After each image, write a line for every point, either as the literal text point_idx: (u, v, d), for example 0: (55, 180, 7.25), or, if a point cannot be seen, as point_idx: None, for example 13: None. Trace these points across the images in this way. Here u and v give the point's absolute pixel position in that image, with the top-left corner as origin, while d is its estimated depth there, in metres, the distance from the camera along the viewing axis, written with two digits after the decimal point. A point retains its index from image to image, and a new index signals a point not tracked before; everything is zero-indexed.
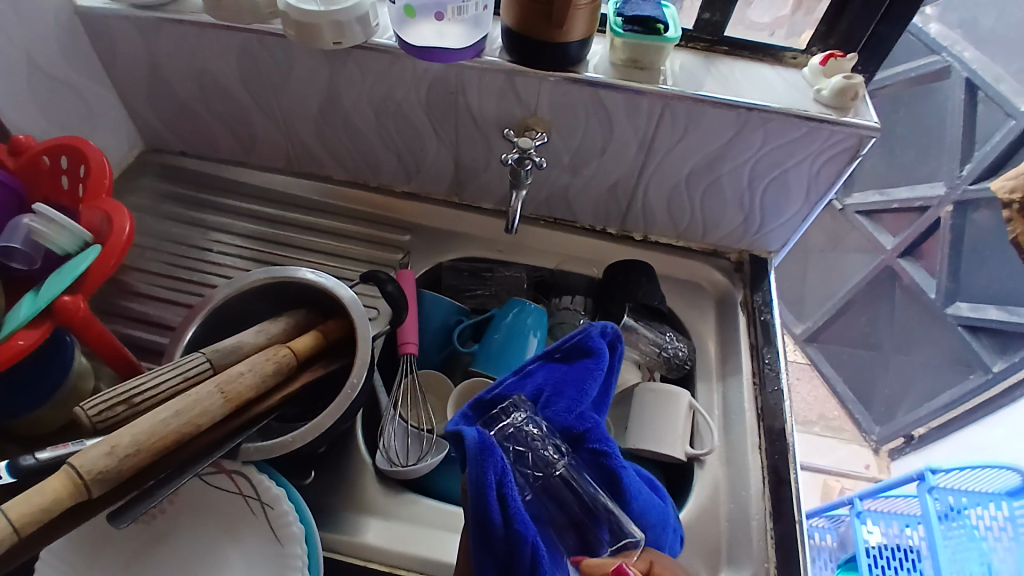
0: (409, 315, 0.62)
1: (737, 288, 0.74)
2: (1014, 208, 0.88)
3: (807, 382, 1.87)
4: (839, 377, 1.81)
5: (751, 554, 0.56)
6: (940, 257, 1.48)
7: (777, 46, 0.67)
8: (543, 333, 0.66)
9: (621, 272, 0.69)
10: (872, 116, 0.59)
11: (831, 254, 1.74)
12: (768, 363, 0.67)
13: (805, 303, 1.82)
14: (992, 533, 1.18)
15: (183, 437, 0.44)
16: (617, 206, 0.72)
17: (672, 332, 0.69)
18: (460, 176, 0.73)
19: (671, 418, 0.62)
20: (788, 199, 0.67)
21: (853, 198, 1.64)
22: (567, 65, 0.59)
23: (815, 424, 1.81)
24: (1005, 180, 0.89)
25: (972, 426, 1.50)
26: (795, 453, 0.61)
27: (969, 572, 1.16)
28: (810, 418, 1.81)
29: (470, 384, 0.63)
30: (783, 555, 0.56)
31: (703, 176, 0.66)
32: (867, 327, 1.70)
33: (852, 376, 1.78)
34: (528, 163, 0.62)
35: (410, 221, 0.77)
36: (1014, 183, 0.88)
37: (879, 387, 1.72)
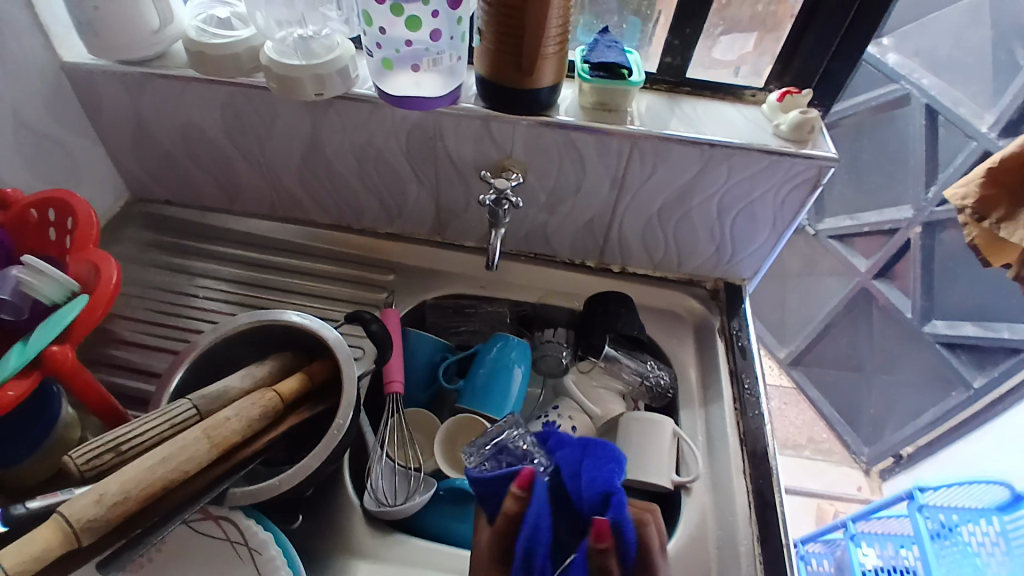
0: (395, 353, 0.63)
1: (714, 315, 0.76)
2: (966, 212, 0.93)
3: (794, 405, 1.88)
4: (824, 398, 1.83)
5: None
6: (912, 277, 1.52)
7: (737, 86, 0.71)
8: (528, 366, 0.67)
9: (601, 304, 0.71)
10: (829, 148, 0.63)
11: (809, 278, 1.78)
12: (748, 388, 0.68)
13: (787, 326, 1.86)
14: (986, 549, 1.18)
15: (170, 484, 0.44)
16: (594, 239, 0.75)
17: (653, 361, 0.71)
18: (441, 216, 0.75)
19: (656, 447, 0.62)
20: (757, 228, 0.70)
21: (825, 224, 1.70)
22: (539, 109, 0.62)
23: (804, 447, 1.80)
24: (955, 189, 0.94)
25: (957, 441, 1.53)
26: (778, 476, 0.62)
27: None
28: (800, 442, 1.81)
29: (456, 421, 0.64)
30: None
31: (674, 209, 0.69)
32: (849, 348, 1.73)
33: (837, 398, 1.79)
34: (505, 203, 0.64)
35: (394, 261, 0.79)
36: (964, 191, 0.93)
37: (866, 408, 1.73)
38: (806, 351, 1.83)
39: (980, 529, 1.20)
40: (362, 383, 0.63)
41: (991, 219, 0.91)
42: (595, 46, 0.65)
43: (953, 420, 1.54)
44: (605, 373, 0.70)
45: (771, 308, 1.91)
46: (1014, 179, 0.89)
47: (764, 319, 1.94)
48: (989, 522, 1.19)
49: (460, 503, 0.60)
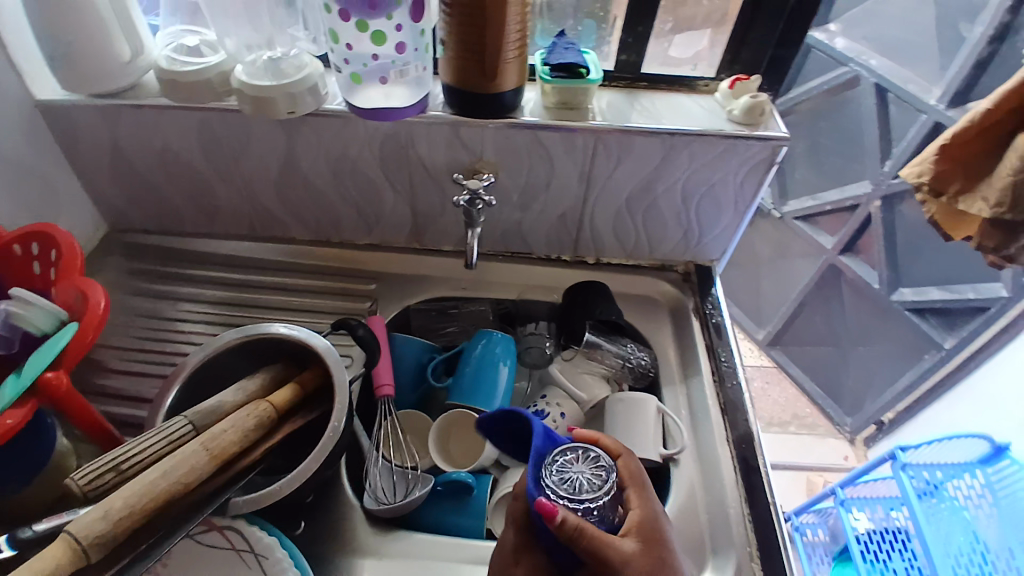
0: (383, 357, 0.65)
1: (688, 297, 0.79)
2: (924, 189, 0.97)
3: (777, 384, 1.93)
4: (804, 374, 1.89)
5: (733, 540, 0.60)
6: (877, 250, 1.58)
7: (690, 77, 0.75)
8: (513, 360, 0.69)
9: (579, 294, 0.74)
10: (780, 128, 0.67)
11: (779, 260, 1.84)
12: (725, 361, 0.71)
13: (763, 308, 1.92)
14: (973, 501, 1.23)
15: (173, 496, 0.45)
16: (568, 234, 0.78)
17: (632, 344, 0.74)
18: (418, 222, 0.77)
19: (641, 425, 0.65)
20: (720, 210, 0.73)
21: (790, 206, 1.76)
22: (504, 111, 0.65)
23: (790, 423, 1.85)
24: (911, 168, 0.99)
25: (937, 404, 1.56)
26: (760, 441, 0.65)
27: (957, 542, 1.19)
28: (785, 419, 1.85)
29: (447, 418, 0.66)
30: (761, 537, 0.59)
31: (641, 199, 0.73)
32: (824, 324, 1.78)
33: (817, 373, 1.85)
34: (479, 203, 0.66)
35: (375, 270, 0.81)
36: (919, 169, 0.98)
37: (845, 380, 1.79)
38: (783, 330, 1.88)
39: (967, 482, 1.25)
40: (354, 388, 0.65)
41: (948, 195, 0.96)
42: (553, 49, 0.68)
43: (927, 384, 1.58)
44: (587, 359, 0.72)
45: (747, 291, 1.96)
46: (964, 156, 0.94)
47: (741, 303, 1.99)
48: (975, 476, 1.25)
49: (459, 496, 0.62)
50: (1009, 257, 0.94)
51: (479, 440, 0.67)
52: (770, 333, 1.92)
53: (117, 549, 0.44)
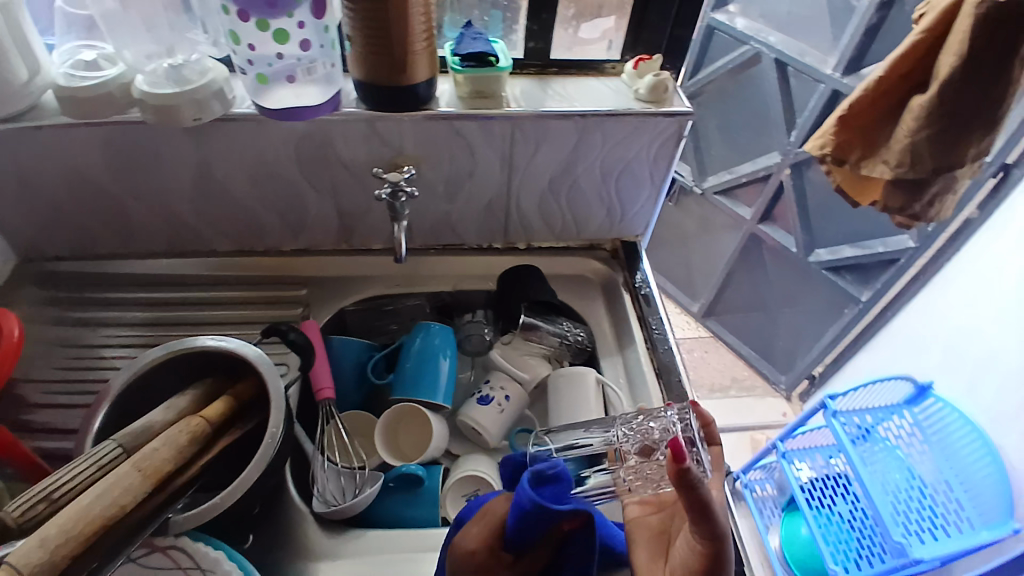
0: (319, 359, 0.64)
1: (617, 272, 0.82)
2: (827, 159, 1.05)
3: (715, 352, 2.02)
4: (740, 340, 1.99)
5: None
6: (792, 217, 1.68)
7: (599, 60, 0.78)
8: (452, 350, 0.69)
9: (514, 278, 0.75)
10: (683, 104, 0.70)
11: (705, 235, 1.93)
12: (656, 329, 0.74)
13: (696, 282, 2.01)
14: (905, 440, 1.30)
15: (109, 520, 0.43)
16: (497, 220, 0.79)
17: (568, 322, 0.77)
18: (345, 222, 0.77)
19: (583, 398, 0.67)
20: (639, 184, 0.77)
21: (709, 181, 1.84)
22: (420, 104, 0.66)
23: (730, 387, 1.93)
24: (814, 141, 1.06)
25: (858, 353, 1.66)
26: (693, 397, 0.67)
27: (895, 479, 1.27)
28: (725, 383, 1.94)
29: (392, 414, 0.66)
30: None
31: (562, 180, 0.75)
32: (752, 290, 1.88)
33: (751, 337, 1.95)
34: (401, 194, 0.67)
35: (305, 275, 0.80)
36: (822, 141, 1.05)
37: (777, 340, 1.89)
38: (716, 300, 1.98)
39: (897, 423, 1.32)
40: (292, 394, 0.63)
41: (849, 160, 1.04)
42: (462, 39, 0.69)
43: (848, 337, 1.67)
44: (526, 340, 0.73)
45: (680, 267, 2.05)
46: (859, 122, 1.01)
47: (675, 278, 2.07)
48: (903, 416, 1.32)
49: (411, 488, 0.62)
50: (907, 211, 1.03)
51: (426, 433, 0.67)
52: (705, 305, 2.01)
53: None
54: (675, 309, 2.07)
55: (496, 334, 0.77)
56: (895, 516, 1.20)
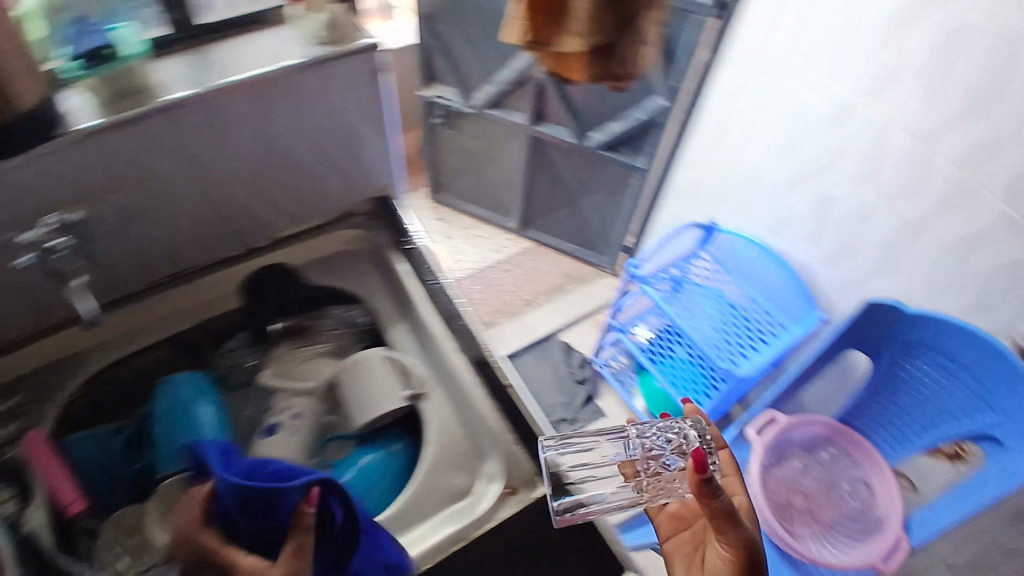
0: (48, 470, 0.65)
1: (378, 236, 0.85)
2: (529, 45, 1.04)
3: (538, 257, 1.84)
4: (556, 239, 1.82)
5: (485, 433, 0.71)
6: (557, 105, 1.47)
7: (259, 11, 0.68)
8: (210, 397, 0.72)
9: (263, 284, 0.78)
10: (366, 36, 0.68)
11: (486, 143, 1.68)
12: (433, 281, 0.80)
13: (501, 194, 1.79)
14: (712, 274, 1.34)
15: None
16: (224, 227, 0.77)
17: (343, 306, 0.80)
18: (38, 292, 0.70)
19: (371, 380, 0.72)
20: (354, 140, 0.76)
21: (454, 95, 1.59)
22: (56, 129, 0.56)
23: (565, 285, 1.78)
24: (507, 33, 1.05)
25: (676, 193, 1.48)
26: (475, 327, 0.77)
27: (714, 313, 1.33)
28: (558, 282, 1.78)
29: (168, 484, 0.67)
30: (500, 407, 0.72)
31: (267, 151, 0.71)
32: (552, 181, 1.69)
33: (572, 221, 1.75)
34: (55, 253, 0.65)
35: (34, 369, 0.75)
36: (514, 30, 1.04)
37: (589, 224, 1.73)
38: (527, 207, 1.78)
39: (700, 262, 1.35)
40: (37, 520, 0.64)
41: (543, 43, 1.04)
42: (80, 36, 0.60)
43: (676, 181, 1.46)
44: (293, 349, 0.77)
45: (485, 183, 1.79)
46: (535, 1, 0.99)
47: (480, 198, 1.84)
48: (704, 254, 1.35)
49: None
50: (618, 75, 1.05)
51: None
52: (520, 217, 1.81)
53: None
54: (492, 231, 1.86)
55: (279, 349, 0.77)
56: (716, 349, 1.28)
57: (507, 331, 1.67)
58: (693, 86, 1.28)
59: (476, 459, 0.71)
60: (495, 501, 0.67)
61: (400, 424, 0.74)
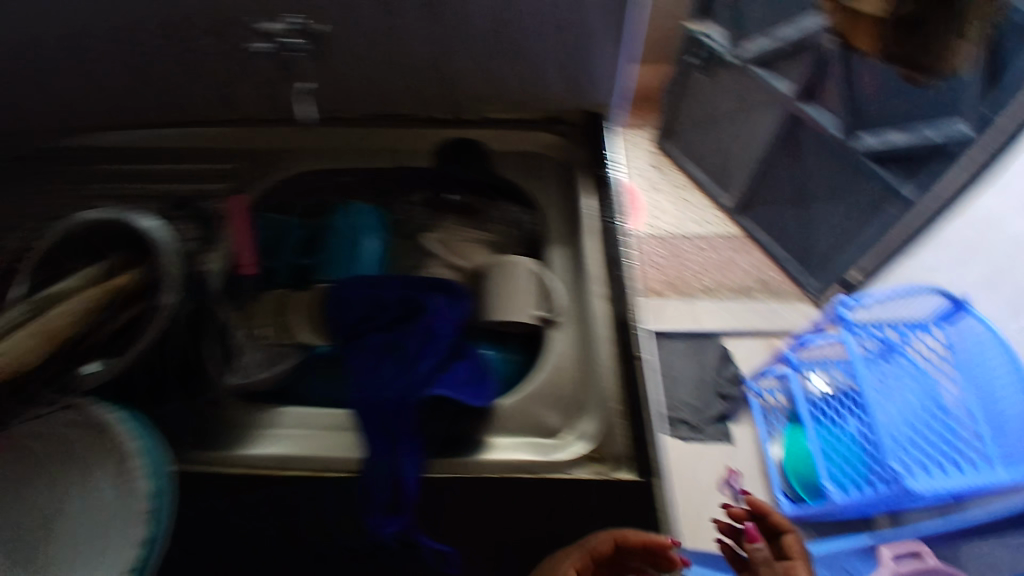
0: (233, 234, 0.64)
1: (568, 136, 0.72)
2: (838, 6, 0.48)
3: (742, 254, 1.60)
4: (770, 235, 1.55)
5: (602, 394, 0.59)
6: (834, 89, 1.17)
7: None
8: (380, 234, 0.67)
9: (452, 147, 0.68)
10: None
11: (740, 112, 1.41)
12: (603, 217, 0.65)
13: (728, 169, 1.52)
14: (933, 358, 1.09)
15: (12, 372, 0.53)
16: (426, 80, 0.69)
17: (514, 203, 0.70)
18: (233, 95, 0.70)
19: (593, 336, 0.62)
20: (593, 39, 0.63)
21: (744, 43, 1.28)
22: None
23: (753, 290, 1.56)
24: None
25: (959, 252, 1.12)
26: (631, 284, 0.62)
27: (909, 400, 1.12)
28: (747, 285, 1.56)
29: (280, 298, 0.65)
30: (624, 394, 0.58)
31: (507, 25, 0.62)
32: (789, 177, 1.41)
33: (788, 238, 1.51)
34: (286, 53, 0.65)
35: (212, 148, 0.73)
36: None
37: (817, 241, 1.43)
38: (750, 187, 1.50)
39: (927, 340, 1.10)
40: (69, 228, 0.58)
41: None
42: None
43: (954, 234, 1.12)
44: (444, 236, 0.67)
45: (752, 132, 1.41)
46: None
47: None
48: (939, 333, 1.08)
49: (336, 366, 0.64)
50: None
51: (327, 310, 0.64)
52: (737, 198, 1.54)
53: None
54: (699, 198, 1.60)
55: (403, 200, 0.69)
56: (880, 446, 1.10)
57: (675, 308, 1.51)
58: (1006, 135, 0.94)
59: (580, 410, 0.60)
60: (575, 455, 0.56)
61: (528, 344, 0.64)
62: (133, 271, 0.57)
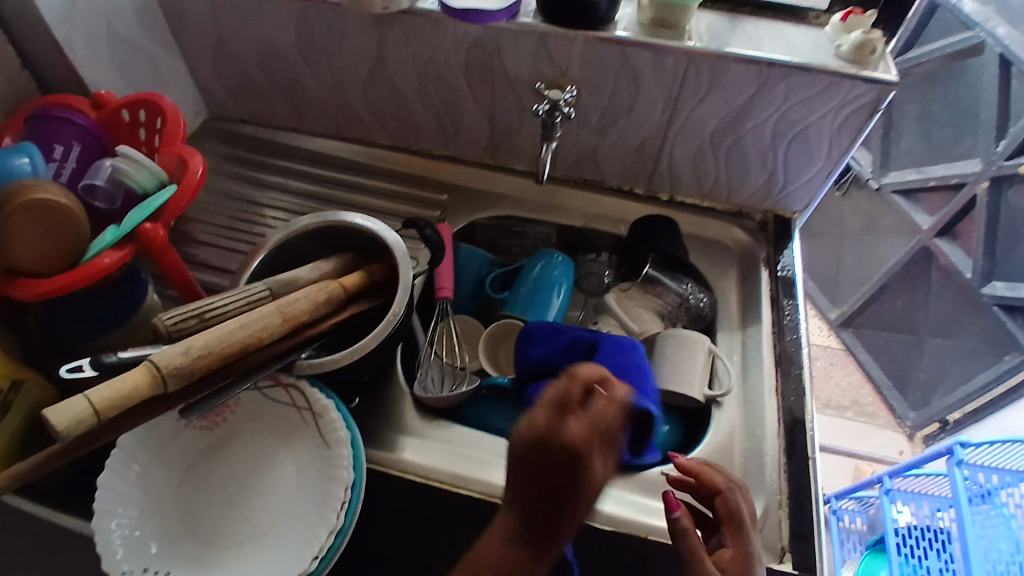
0: (445, 259, 0.68)
1: (761, 246, 0.76)
2: None
3: (840, 367, 1.75)
4: (855, 355, 1.73)
5: (766, 486, 0.60)
6: (977, 235, 1.35)
7: (801, 6, 0.66)
8: (568, 286, 0.71)
9: (648, 227, 0.72)
10: (891, 71, 0.60)
11: (867, 237, 1.63)
12: (788, 315, 0.70)
13: (840, 287, 1.73)
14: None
15: (247, 347, 0.51)
16: (644, 165, 0.75)
17: (693, 284, 0.73)
18: (495, 137, 0.77)
19: (760, 426, 0.64)
20: (811, 156, 0.68)
21: (889, 177, 1.54)
22: (596, 24, 0.63)
23: (847, 409, 1.69)
24: None
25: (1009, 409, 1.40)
26: (809, 393, 0.65)
27: (997, 548, 1.09)
28: (843, 403, 1.70)
29: (465, 324, 0.72)
30: (795, 489, 0.59)
31: (726, 134, 0.68)
32: (903, 310, 1.58)
33: (887, 360, 1.65)
34: (558, 114, 0.65)
35: (447, 181, 0.82)
36: None
37: (915, 372, 1.58)
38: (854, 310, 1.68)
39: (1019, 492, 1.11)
40: (310, 223, 0.64)
41: None
42: None
43: (1001, 388, 1.40)
44: (623, 298, 0.73)
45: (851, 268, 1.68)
46: None
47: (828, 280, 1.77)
48: None
49: (501, 399, 0.66)
50: None
51: None
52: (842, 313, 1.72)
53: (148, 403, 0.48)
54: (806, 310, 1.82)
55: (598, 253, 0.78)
56: None
57: (831, 425, 1.66)
58: None
59: None
60: None
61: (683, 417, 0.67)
62: (366, 276, 0.62)
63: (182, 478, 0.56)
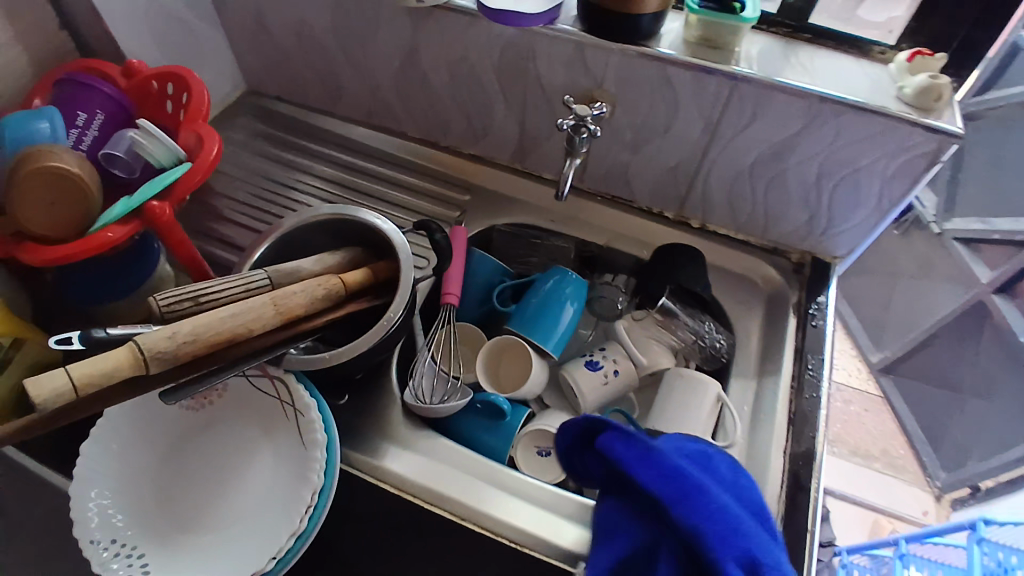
0: (453, 265, 0.66)
1: (792, 289, 0.71)
2: None
3: (874, 414, 1.64)
4: (890, 403, 1.63)
5: None
6: None
7: (866, 38, 0.62)
8: (580, 304, 0.67)
9: (669, 254, 0.68)
10: (959, 121, 0.54)
11: (922, 281, 1.52)
12: (810, 369, 0.65)
13: (885, 330, 1.63)
14: None
15: (237, 337, 0.50)
16: (675, 189, 0.71)
17: (711, 323, 0.70)
18: (523, 144, 0.74)
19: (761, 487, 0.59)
20: (859, 201, 0.63)
21: (953, 223, 1.43)
22: (637, 38, 0.59)
23: (875, 459, 1.59)
24: None
25: None
26: (820, 462, 0.60)
27: None
28: (871, 452, 1.59)
29: (468, 332, 0.71)
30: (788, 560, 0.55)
31: (768, 167, 0.63)
32: (949, 364, 1.48)
33: (923, 413, 1.56)
34: (583, 131, 0.61)
35: (471, 182, 0.79)
36: None
37: (952, 430, 1.49)
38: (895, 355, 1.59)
39: None
40: (322, 213, 0.63)
41: None
42: None
43: None
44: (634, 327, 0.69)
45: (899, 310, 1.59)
46: None
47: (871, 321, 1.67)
48: None
49: (492, 418, 0.63)
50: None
51: (524, 369, 0.67)
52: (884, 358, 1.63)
53: (128, 385, 0.47)
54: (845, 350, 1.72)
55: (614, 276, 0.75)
56: None
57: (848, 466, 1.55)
58: None
59: None
60: None
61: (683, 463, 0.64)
62: (371, 274, 0.60)
63: (162, 455, 0.56)
